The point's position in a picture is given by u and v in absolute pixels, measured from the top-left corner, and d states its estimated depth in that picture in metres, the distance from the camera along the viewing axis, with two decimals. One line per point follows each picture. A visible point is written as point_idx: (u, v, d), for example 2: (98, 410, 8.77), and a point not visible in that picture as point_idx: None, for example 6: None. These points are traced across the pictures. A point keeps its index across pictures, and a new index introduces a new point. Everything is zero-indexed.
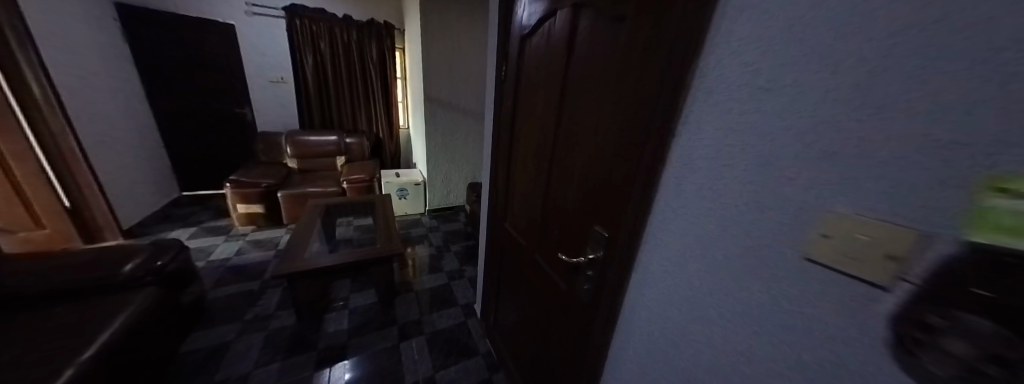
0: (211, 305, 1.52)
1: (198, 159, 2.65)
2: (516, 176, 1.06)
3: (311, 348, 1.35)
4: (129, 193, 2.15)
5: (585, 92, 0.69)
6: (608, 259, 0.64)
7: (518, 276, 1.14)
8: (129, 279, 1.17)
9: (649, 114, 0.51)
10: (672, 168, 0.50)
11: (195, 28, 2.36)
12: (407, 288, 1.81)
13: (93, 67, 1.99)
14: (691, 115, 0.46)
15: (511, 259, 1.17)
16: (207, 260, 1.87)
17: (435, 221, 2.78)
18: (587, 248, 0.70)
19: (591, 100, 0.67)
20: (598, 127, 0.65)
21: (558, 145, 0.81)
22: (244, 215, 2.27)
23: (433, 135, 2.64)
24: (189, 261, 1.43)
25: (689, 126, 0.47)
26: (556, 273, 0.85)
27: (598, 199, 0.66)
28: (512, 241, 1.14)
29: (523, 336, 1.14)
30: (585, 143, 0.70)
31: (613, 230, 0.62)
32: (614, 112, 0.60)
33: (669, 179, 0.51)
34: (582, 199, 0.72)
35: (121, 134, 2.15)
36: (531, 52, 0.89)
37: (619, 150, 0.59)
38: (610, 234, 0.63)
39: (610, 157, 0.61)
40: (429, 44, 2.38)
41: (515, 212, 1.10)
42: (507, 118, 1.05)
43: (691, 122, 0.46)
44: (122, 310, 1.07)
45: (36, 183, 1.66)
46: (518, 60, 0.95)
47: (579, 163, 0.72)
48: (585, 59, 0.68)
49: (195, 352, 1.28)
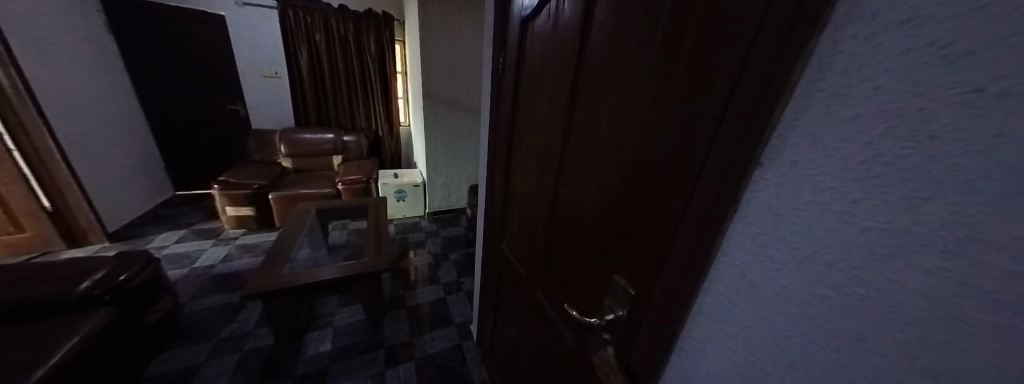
0: (187, 320, 1.42)
1: (191, 157, 2.57)
2: (515, 193, 0.89)
3: (287, 375, 1.22)
4: (116, 194, 2.05)
5: (604, 97, 0.51)
6: (632, 327, 0.47)
7: (516, 308, 0.97)
8: (81, 299, 1.04)
9: (709, 135, 0.33)
10: (751, 216, 0.31)
11: (184, 19, 2.24)
12: (399, 304, 1.67)
13: (79, 61, 1.90)
14: (797, 133, 0.27)
15: (509, 287, 1.00)
16: (189, 267, 1.77)
17: (434, 226, 2.63)
18: (604, 303, 0.53)
19: (612, 108, 0.49)
20: (622, 145, 0.47)
21: (567, 162, 0.63)
22: (233, 217, 2.17)
23: (432, 134, 2.47)
24: (159, 274, 1.31)
25: (789, 154, 0.27)
26: (565, 322, 0.68)
27: (621, 243, 0.49)
28: (510, 266, 0.97)
29: (521, 377, 0.98)
30: (603, 165, 0.52)
31: (641, 290, 0.45)
32: (648, 127, 0.42)
33: (744, 233, 0.32)
34: (598, 239, 0.54)
35: (108, 132, 2.06)
36: (534, 40, 0.70)
37: (656, 182, 0.41)
38: (637, 295, 0.45)
39: (642, 189, 0.43)
40: (427, 37, 2.21)
41: (514, 235, 0.93)
42: (506, 122, 0.88)
43: (793, 146, 0.27)
44: (71, 337, 0.94)
45: (12, 185, 1.58)
46: (518, 52, 0.77)
47: (594, 191, 0.55)
48: (605, 50, 0.50)
49: (158, 377, 1.16)
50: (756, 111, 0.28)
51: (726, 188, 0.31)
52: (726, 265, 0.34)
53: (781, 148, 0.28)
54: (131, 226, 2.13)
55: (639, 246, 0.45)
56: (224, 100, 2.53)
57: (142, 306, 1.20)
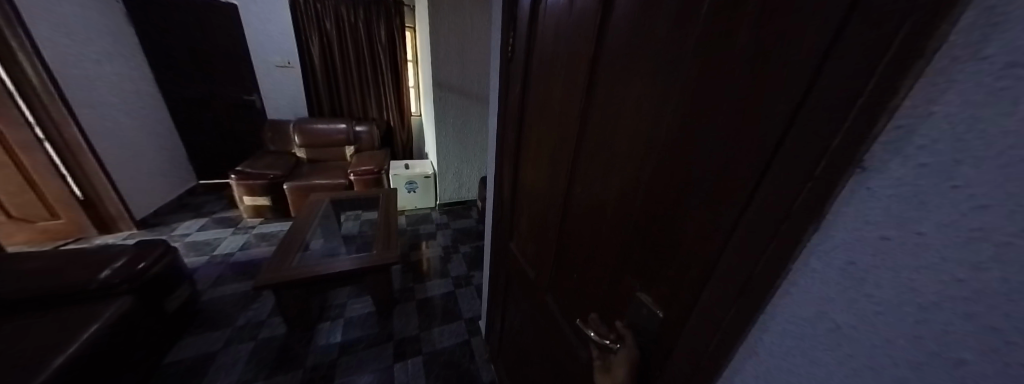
0: (207, 306, 1.47)
1: (212, 147, 2.64)
2: (524, 189, 0.83)
3: (298, 365, 1.24)
4: (143, 183, 2.14)
5: (629, 85, 0.43)
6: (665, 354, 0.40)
7: (525, 311, 0.92)
8: (101, 288, 1.07)
9: (779, 128, 0.25)
10: (837, 237, 0.22)
11: (199, 9, 2.25)
12: (409, 296, 1.66)
13: (104, 54, 1.96)
14: (940, 112, 0.17)
15: (518, 287, 0.95)
16: (209, 254, 1.83)
17: (445, 217, 2.61)
18: (625, 321, 0.46)
19: (638, 97, 0.41)
20: (649, 144, 0.40)
21: (581, 160, 0.56)
22: (251, 207, 2.22)
23: (443, 123, 2.42)
24: (177, 263, 1.34)
25: (916, 146, 0.19)
26: (581, 338, 0.62)
27: (646, 258, 0.42)
28: (519, 267, 0.91)
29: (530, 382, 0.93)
30: (627, 165, 0.44)
31: (673, 315, 0.38)
32: (687, 118, 0.34)
33: (828, 262, 0.23)
34: (619, 250, 0.47)
35: (133, 124, 2.13)
36: (545, 18, 0.62)
37: (696, 186, 0.33)
38: (667, 319, 0.39)
39: (675, 196, 0.36)
40: (437, 21, 2.11)
41: (523, 234, 0.86)
42: (515, 112, 0.80)
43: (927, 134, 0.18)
44: (92, 324, 0.96)
45: (44, 175, 1.67)
46: (530, 29, 0.68)
47: (616, 195, 0.47)
48: (628, 29, 0.42)
49: (179, 363, 1.20)
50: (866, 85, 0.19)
51: (810, 197, 0.23)
52: (796, 299, 0.26)
53: (905, 138, 0.19)
54: (158, 214, 2.22)
55: (671, 265, 0.37)
56: (241, 91, 2.56)
57: (161, 295, 1.23)
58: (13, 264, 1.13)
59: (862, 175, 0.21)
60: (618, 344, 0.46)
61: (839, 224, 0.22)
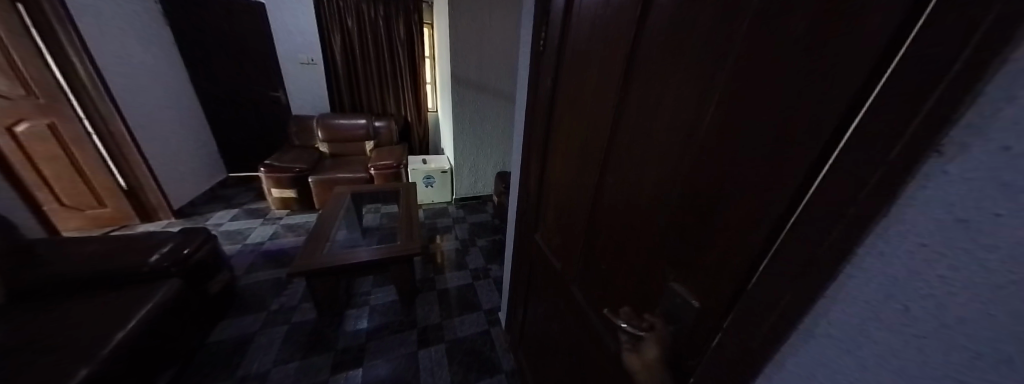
0: (243, 291, 1.56)
1: (241, 141, 2.76)
2: (551, 183, 0.84)
3: (328, 348, 1.30)
4: (179, 175, 2.27)
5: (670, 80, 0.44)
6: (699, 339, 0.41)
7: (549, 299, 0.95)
8: (154, 270, 1.16)
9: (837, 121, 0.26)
10: (916, 219, 0.23)
11: (229, 8, 2.35)
12: (429, 286, 1.71)
13: (144, 52, 2.08)
14: (1015, 105, 0.18)
15: (542, 277, 0.98)
16: (243, 243, 1.93)
17: (461, 211, 2.66)
18: (655, 308, 0.48)
19: (677, 94, 0.43)
20: (689, 137, 0.41)
21: (614, 153, 0.57)
22: (279, 199, 2.31)
23: (461, 119, 2.46)
24: (217, 250, 1.43)
25: (989, 138, 0.19)
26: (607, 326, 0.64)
27: (683, 249, 0.43)
28: (544, 258, 0.93)
29: (553, 371, 0.95)
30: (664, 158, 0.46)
31: (712, 303, 0.39)
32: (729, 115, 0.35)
33: (904, 245, 0.24)
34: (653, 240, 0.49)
35: (171, 119, 2.25)
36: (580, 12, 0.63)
37: (739, 179, 0.35)
38: (704, 308, 0.40)
39: (718, 188, 0.37)
40: (455, 17, 2.14)
41: (548, 225, 0.89)
42: (544, 106, 0.82)
43: (1000, 128, 0.19)
44: (148, 303, 1.05)
45: (94, 167, 1.81)
46: (564, 23, 0.69)
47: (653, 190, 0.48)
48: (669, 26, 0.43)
49: (223, 342, 1.29)
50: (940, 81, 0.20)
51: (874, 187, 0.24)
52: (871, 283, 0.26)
53: (981, 129, 0.20)
54: (194, 205, 2.36)
55: (712, 255, 0.38)
56: (268, 87, 2.66)
57: (204, 279, 1.32)
58: (68, 249, 1.21)
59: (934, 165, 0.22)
60: (648, 332, 0.47)
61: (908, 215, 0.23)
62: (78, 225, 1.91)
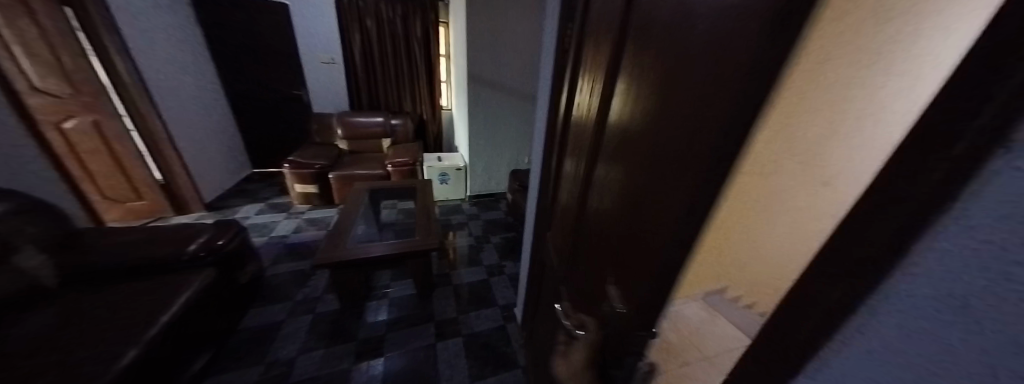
0: (270, 281, 1.63)
1: (265, 138, 2.87)
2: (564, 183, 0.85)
3: (351, 338, 1.35)
4: (209, 170, 2.38)
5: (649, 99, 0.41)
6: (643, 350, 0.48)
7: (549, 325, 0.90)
8: (192, 259, 1.23)
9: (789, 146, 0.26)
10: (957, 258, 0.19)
11: (256, 10, 2.45)
12: (445, 281, 1.75)
13: (180, 53, 2.19)
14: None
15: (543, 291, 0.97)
16: (267, 236, 2.01)
17: (475, 209, 2.69)
18: (598, 311, 0.56)
19: (654, 117, 0.40)
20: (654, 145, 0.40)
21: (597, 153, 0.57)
22: (300, 194, 2.39)
23: (476, 117, 2.48)
24: (247, 241, 1.50)
25: (974, 220, 0.17)
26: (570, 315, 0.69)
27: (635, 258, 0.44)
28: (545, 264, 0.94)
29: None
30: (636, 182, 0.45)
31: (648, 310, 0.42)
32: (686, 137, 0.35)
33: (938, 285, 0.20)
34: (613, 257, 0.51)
35: (201, 118, 2.35)
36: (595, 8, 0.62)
37: (702, 215, 0.34)
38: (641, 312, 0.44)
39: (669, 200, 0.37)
40: (472, 16, 2.16)
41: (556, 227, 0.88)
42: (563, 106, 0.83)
43: (981, 213, 0.17)
44: (187, 289, 1.12)
45: (133, 161, 1.93)
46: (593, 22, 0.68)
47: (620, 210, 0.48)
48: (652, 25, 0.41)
49: (251, 328, 1.36)
50: (951, 153, 0.18)
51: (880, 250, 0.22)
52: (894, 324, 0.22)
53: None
54: (221, 199, 2.47)
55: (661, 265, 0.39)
56: (290, 86, 2.76)
57: (236, 268, 1.39)
58: (114, 234, 1.30)
59: (929, 239, 0.20)
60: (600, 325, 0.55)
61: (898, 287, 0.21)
62: (118, 217, 2.02)
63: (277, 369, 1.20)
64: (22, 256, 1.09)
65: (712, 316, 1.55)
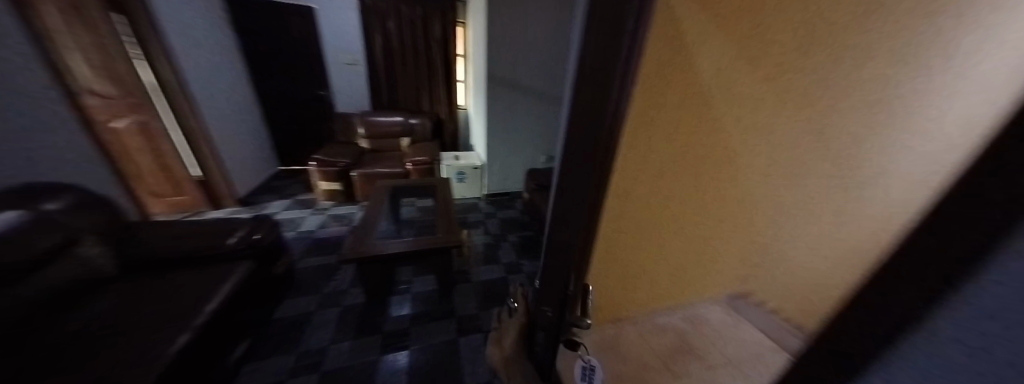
0: (299, 274, 1.70)
1: (292, 137, 3.00)
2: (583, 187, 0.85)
3: (377, 330, 1.40)
4: (241, 167, 2.51)
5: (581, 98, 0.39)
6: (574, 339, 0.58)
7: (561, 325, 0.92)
8: (232, 251, 1.32)
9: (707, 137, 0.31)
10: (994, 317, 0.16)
11: (284, 13, 2.55)
12: (464, 278, 1.79)
13: (218, 57, 2.32)
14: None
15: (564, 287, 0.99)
16: (295, 230, 2.11)
17: (492, 207, 2.72)
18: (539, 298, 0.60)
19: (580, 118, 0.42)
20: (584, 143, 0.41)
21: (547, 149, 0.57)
22: (324, 191, 2.49)
23: (494, 116, 2.50)
24: (280, 235, 1.58)
25: (988, 307, 0.16)
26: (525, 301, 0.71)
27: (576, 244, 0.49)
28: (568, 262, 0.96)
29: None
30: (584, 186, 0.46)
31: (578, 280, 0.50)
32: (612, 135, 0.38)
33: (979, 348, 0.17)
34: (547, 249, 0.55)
35: (235, 117, 2.48)
36: None
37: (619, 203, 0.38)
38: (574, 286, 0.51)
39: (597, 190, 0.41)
40: (492, 16, 2.17)
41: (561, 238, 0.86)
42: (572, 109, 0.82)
43: (994, 302, 0.15)
44: (228, 279, 1.20)
45: (174, 159, 2.06)
46: None
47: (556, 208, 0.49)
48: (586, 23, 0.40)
49: (284, 318, 1.43)
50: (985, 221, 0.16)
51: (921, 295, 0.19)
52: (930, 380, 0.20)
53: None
54: (251, 195, 2.60)
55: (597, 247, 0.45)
56: (314, 87, 2.87)
57: (271, 260, 1.47)
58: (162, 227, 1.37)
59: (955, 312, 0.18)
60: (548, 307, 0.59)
61: (920, 350, 0.20)
62: (161, 211, 2.16)
63: (310, 357, 1.27)
64: (85, 246, 1.18)
65: (735, 319, 1.52)
